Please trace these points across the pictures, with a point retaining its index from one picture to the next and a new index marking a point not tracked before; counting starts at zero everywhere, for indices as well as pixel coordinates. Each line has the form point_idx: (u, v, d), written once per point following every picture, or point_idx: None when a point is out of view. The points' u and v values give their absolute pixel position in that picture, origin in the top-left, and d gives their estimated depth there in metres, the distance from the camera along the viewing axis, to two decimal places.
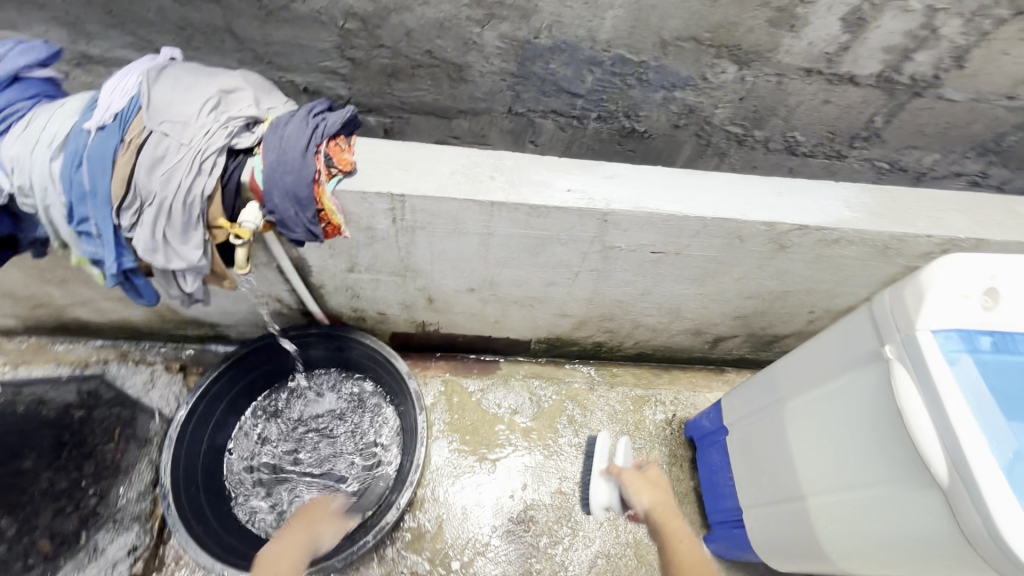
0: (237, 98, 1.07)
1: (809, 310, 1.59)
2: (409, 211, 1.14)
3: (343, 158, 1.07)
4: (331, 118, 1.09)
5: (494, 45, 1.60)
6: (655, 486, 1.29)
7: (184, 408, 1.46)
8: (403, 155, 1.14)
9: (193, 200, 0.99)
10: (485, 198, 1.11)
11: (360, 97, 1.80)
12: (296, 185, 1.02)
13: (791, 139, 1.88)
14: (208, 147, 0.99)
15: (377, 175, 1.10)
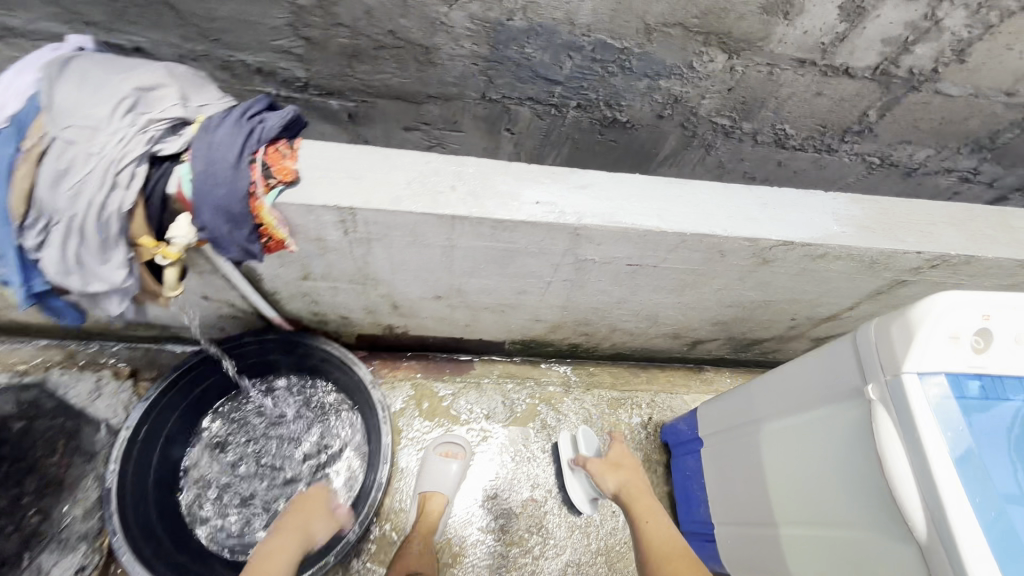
0: (158, 95, 0.94)
1: (791, 318, 1.54)
2: (361, 224, 1.03)
3: (283, 167, 0.96)
4: (269, 121, 0.97)
5: (464, 26, 1.46)
6: (622, 467, 1.35)
7: (131, 422, 1.38)
8: (355, 161, 1.02)
9: (109, 217, 0.87)
10: (446, 212, 1.00)
11: (320, 79, 1.65)
12: (229, 201, 0.91)
13: (780, 132, 1.79)
14: (125, 157, 0.87)
15: (326, 185, 0.98)
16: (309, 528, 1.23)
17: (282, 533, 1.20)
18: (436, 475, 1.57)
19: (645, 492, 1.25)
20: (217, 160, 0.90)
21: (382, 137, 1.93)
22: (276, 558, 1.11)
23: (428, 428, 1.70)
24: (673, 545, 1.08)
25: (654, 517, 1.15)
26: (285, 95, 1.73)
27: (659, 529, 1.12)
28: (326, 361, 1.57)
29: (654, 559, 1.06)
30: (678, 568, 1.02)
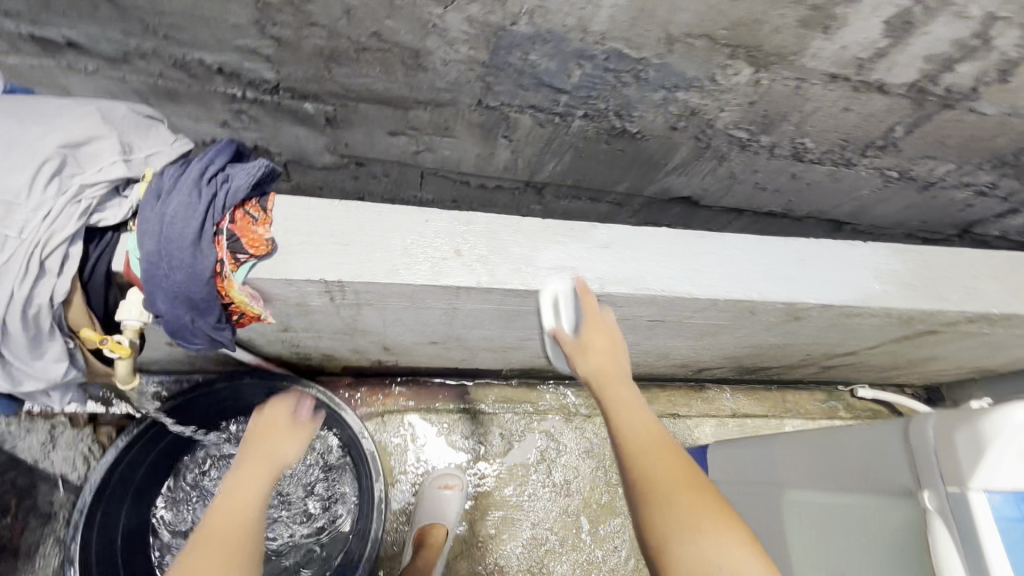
0: (93, 151, 0.84)
1: (806, 354, 1.46)
2: (350, 293, 0.88)
3: (254, 237, 0.79)
4: (236, 180, 0.79)
5: (460, 29, 1.27)
6: (597, 327, 0.91)
7: (93, 484, 1.21)
8: (341, 220, 0.86)
9: (38, 311, 0.79)
10: (451, 283, 0.87)
11: (292, 81, 1.44)
12: (189, 288, 0.76)
13: (799, 145, 1.66)
14: (51, 239, 0.78)
15: (310, 254, 0.83)
16: (270, 445, 1.16)
17: (243, 466, 1.10)
18: (434, 508, 1.50)
19: (603, 360, 0.90)
20: (170, 239, 0.74)
21: (364, 141, 1.70)
22: (241, 498, 1.01)
23: (421, 464, 1.61)
24: (649, 422, 0.84)
25: (621, 388, 0.87)
26: (251, 97, 1.51)
27: (630, 407, 0.85)
28: None
29: (631, 445, 0.80)
30: (661, 456, 0.79)
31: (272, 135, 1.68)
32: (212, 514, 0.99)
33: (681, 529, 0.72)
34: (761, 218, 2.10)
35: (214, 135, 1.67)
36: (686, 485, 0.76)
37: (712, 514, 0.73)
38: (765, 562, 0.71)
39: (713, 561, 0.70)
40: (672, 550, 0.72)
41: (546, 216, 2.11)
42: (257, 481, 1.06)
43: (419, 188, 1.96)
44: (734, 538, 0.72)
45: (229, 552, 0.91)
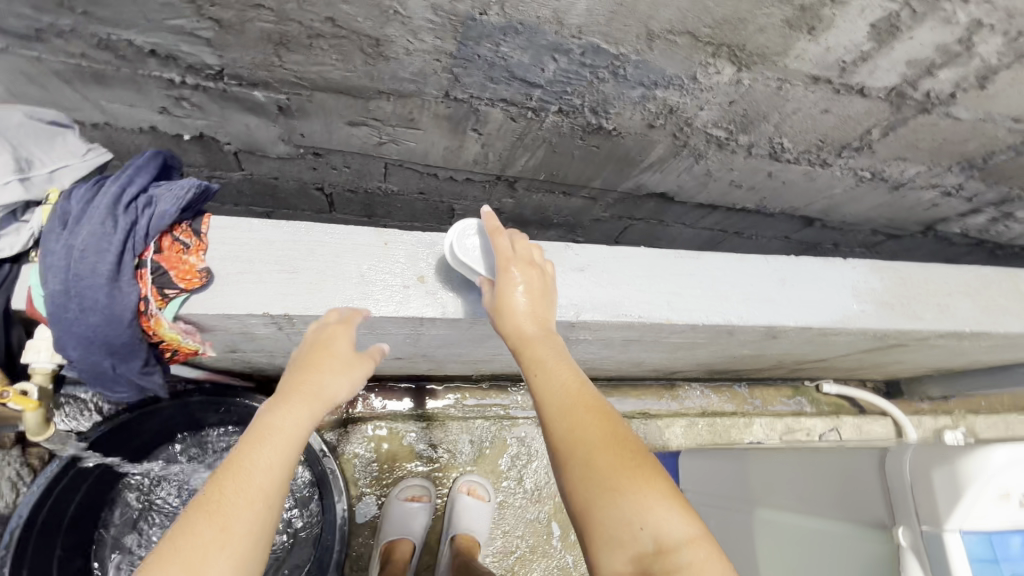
0: None
1: (779, 361, 1.45)
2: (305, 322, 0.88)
3: (181, 272, 0.81)
4: (158, 210, 0.81)
5: (425, 17, 1.16)
6: (515, 274, 0.84)
7: (19, 517, 1.12)
8: (293, 251, 0.87)
9: None
10: (413, 314, 0.89)
11: (239, 67, 1.30)
12: (104, 327, 0.78)
13: (777, 145, 1.62)
14: None
15: (270, 288, 0.84)
16: (320, 366, 0.78)
17: (290, 382, 0.77)
18: (400, 522, 1.45)
19: (526, 311, 0.82)
20: (80, 276, 0.75)
21: (322, 131, 1.57)
22: (266, 438, 0.72)
23: (387, 475, 1.55)
24: (574, 382, 0.78)
25: (545, 346, 0.81)
26: (192, 83, 1.36)
27: (551, 368, 0.78)
28: None
29: (554, 412, 0.75)
30: (583, 419, 0.74)
31: (218, 123, 1.53)
32: (233, 454, 0.71)
33: (601, 494, 0.68)
34: (735, 214, 2.07)
35: (152, 122, 1.51)
36: (610, 446, 0.72)
37: (633, 473, 0.69)
38: (685, 511, 0.69)
39: (635, 522, 0.66)
40: (595, 517, 0.68)
41: (518, 210, 2.03)
42: (294, 413, 0.74)
43: (383, 181, 1.84)
44: (653, 492, 0.68)
45: (235, 552, 0.65)
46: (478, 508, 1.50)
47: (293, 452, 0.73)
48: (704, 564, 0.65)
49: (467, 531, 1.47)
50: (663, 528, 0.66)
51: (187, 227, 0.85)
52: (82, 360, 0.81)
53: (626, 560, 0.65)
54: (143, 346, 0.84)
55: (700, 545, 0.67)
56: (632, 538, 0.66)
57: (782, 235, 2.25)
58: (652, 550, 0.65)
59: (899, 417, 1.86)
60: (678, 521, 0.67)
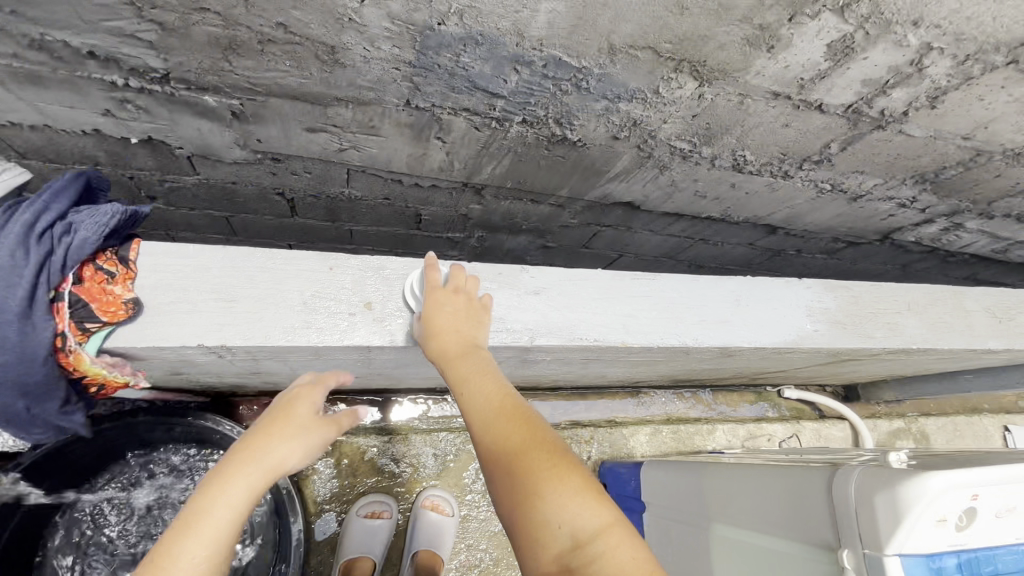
0: None
1: (739, 373, 1.47)
2: (246, 351, 0.85)
3: (105, 303, 0.76)
4: (76, 237, 0.75)
5: (381, 26, 1.12)
6: (439, 300, 0.83)
7: None
8: (233, 277, 0.83)
9: None
10: (359, 342, 0.87)
11: (186, 71, 1.24)
12: (13, 368, 0.72)
13: (739, 158, 1.63)
14: None
15: (206, 318, 0.81)
16: (263, 442, 0.81)
17: (222, 467, 0.79)
18: (361, 539, 1.42)
19: (450, 330, 0.82)
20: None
21: (279, 137, 1.51)
22: (194, 530, 0.73)
23: (348, 491, 1.52)
24: (496, 392, 0.77)
25: (470, 359, 0.80)
26: (137, 86, 1.29)
27: (472, 383, 0.78)
28: (219, 440, 1.31)
29: (477, 424, 0.76)
30: (503, 428, 0.74)
31: (167, 127, 1.45)
32: (156, 549, 0.72)
33: (521, 499, 0.69)
34: (701, 222, 2.09)
35: (95, 124, 1.43)
36: (529, 450, 0.72)
37: (550, 474, 0.70)
38: (601, 502, 0.70)
39: (553, 522, 0.67)
40: (518, 520, 0.69)
41: (485, 216, 2.00)
42: (225, 498, 0.75)
43: (345, 187, 1.79)
44: (567, 489, 0.69)
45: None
46: (440, 524, 1.48)
47: (223, 540, 0.74)
48: (619, 553, 0.65)
49: (429, 548, 1.44)
50: (577, 524, 0.67)
51: (112, 254, 0.80)
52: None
53: (548, 560, 0.67)
54: (61, 385, 0.79)
55: (616, 533, 0.67)
56: (551, 537, 0.67)
57: (747, 242, 2.28)
58: (569, 547, 0.66)
59: (855, 421, 1.92)
60: (592, 514, 0.68)
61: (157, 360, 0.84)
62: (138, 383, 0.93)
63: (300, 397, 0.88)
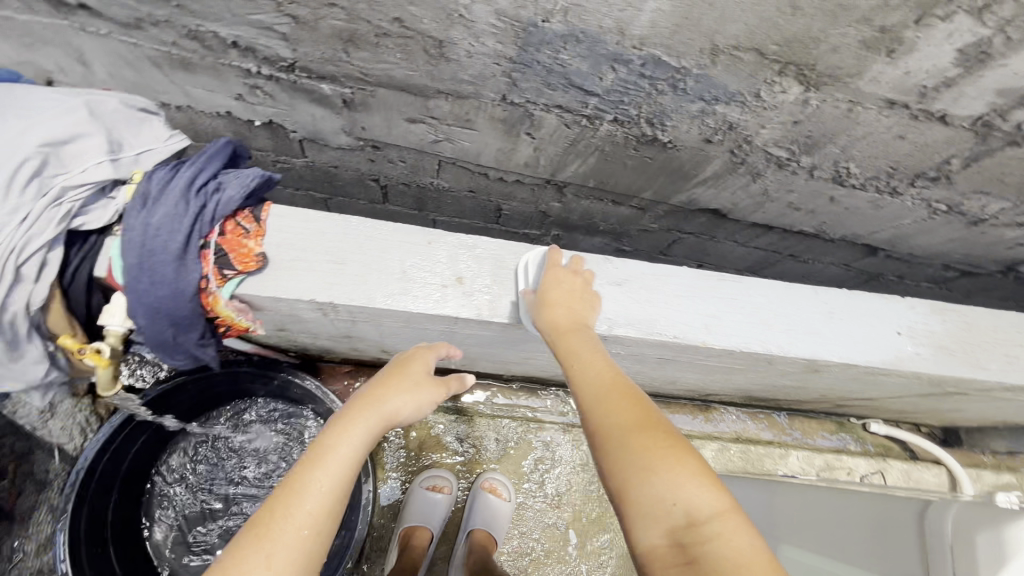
0: (74, 150, 0.82)
1: (822, 396, 1.38)
2: (345, 312, 0.94)
3: (243, 253, 0.86)
4: (226, 191, 0.87)
5: (488, 22, 1.19)
6: (555, 280, 0.88)
7: (84, 459, 1.21)
8: (341, 241, 0.93)
9: (13, 317, 0.78)
10: (448, 313, 0.92)
11: (309, 61, 1.38)
12: (169, 300, 0.83)
13: (841, 170, 1.54)
14: (27, 246, 0.76)
15: (319, 276, 0.89)
16: (381, 393, 0.89)
17: (346, 411, 0.87)
18: (423, 510, 1.50)
19: (565, 306, 0.85)
20: (153, 251, 0.80)
21: (382, 126, 1.62)
22: (322, 461, 0.80)
23: (414, 463, 1.60)
24: (607, 371, 0.77)
25: (580, 338, 0.82)
26: (267, 73, 1.44)
27: (585, 359, 0.78)
28: (307, 397, 1.43)
29: (588, 399, 0.75)
30: (615, 404, 0.72)
31: (287, 112, 1.61)
32: (291, 476, 0.80)
33: (633, 472, 0.66)
34: (791, 236, 1.98)
35: (228, 107, 1.61)
36: (642, 427, 0.69)
37: (665, 451, 0.66)
38: (720, 487, 0.64)
39: (667, 498, 0.63)
40: (631, 494, 0.65)
41: (564, 214, 2.02)
42: (351, 437, 0.83)
43: (435, 177, 1.89)
44: (682, 467, 0.65)
45: (280, 570, 0.72)
46: (495, 506, 1.52)
47: (347, 476, 0.81)
48: (739, 538, 0.59)
49: (485, 528, 1.48)
50: (693, 502, 0.62)
51: (247, 213, 0.91)
52: (146, 329, 0.86)
53: (659, 535, 0.62)
54: (201, 321, 0.89)
55: (735, 519, 0.61)
56: (664, 513, 0.62)
57: (841, 263, 2.13)
58: (684, 525, 0.61)
59: (953, 466, 1.73)
60: (709, 494, 0.63)
61: (273, 311, 0.95)
62: (256, 332, 1.02)
63: (412, 360, 0.99)
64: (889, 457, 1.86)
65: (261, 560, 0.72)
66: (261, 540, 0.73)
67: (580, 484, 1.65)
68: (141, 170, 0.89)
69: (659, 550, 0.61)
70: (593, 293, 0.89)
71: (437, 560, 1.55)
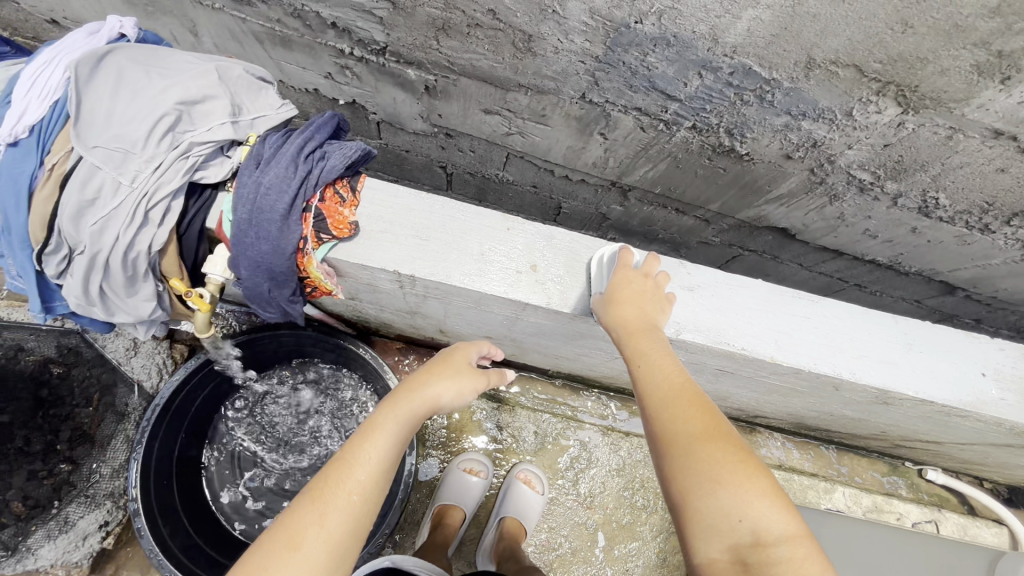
0: (203, 111, 0.90)
1: (882, 432, 1.32)
2: (420, 285, 1.00)
3: (338, 219, 0.93)
4: (331, 160, 0.92)
5: (580, 20, 1.20)
6: (627, 281, 0.88)
7: (164, 392, 1.33)
8: (426, 220, 1.00)
9: (136, 256, 0.86)
10: (519, 298, 0.97)
11: (400, 46, 1.43)
12: (270, 256, 0.89)
13: (929, 201, 1.46)
14: (155, 192, 0.84)
15: (405, 250, 0.97)
16: (425, 376, 0.87)
17: (397, 391, 0.86)
18: (458, 490, 1.54)
19: (635, 308, 0.85)
20: (261, 209, 0.86)
21: (458, 115, 1.66)
22: (372, 436, 0.79)
23: (453, 444, 1.65)
24: (675, 376, 0.77)
25: (648, 341, 0.82)
26: (358, 55, 1.51)
27: (654, 363, 0.78)
28: (363, 366, 1.50)
29: (653, 404, 0.75)
30: (682, 411, 0.72)
31: (371, 93, 1.68)
32: (344, 446, 0.79)
33: (699, 481, 0.66)
34: (862, 264, 1.89)
35: (317, 85, 1.70)
36: (710, 438, 0.69)
37: (735, 467, 0.66)
38: (790, 510, 0.64)
39: (733, 513, 0.63)
40: (696, 505, 0.65)
41: (624, 218, 2.01)
42: (398, 415, 0.81)
43: (501, 169, 1.91)
44: (753, 486, 0.65)
45: (331, 534, 0.71)
46: (528, 497, 1.53)
47: (395, 454, 0.80)
48: (808, 566, 0.59)
49: (515, 515, 1.50)
50: (762, 522, 0.62)
51: (345, 182, 0.97)
52: (246, 281, 0.92)
53: (720, 550, 0.62)
54: (293, 279, 0.95)
55: (806, 546, 0.61)
56: (729, 528, 0.63)
57: (913, 299, 2.02)
58: (750, 543, 0.61)
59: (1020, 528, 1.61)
60: (777, 517, 0.63)
61: (354, 278, 1.04)
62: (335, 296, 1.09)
63: (456, 351, 0.96)
64: (945, 508, 1.75)
65: (315, 519, 0.72)
66: (314, 502, 0.73)
67: (613, 488, 1.64)
68: (255, 134, 0.95)
69: (720, 565, 0.62)
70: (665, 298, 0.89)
71: (466, 540, 1.59)
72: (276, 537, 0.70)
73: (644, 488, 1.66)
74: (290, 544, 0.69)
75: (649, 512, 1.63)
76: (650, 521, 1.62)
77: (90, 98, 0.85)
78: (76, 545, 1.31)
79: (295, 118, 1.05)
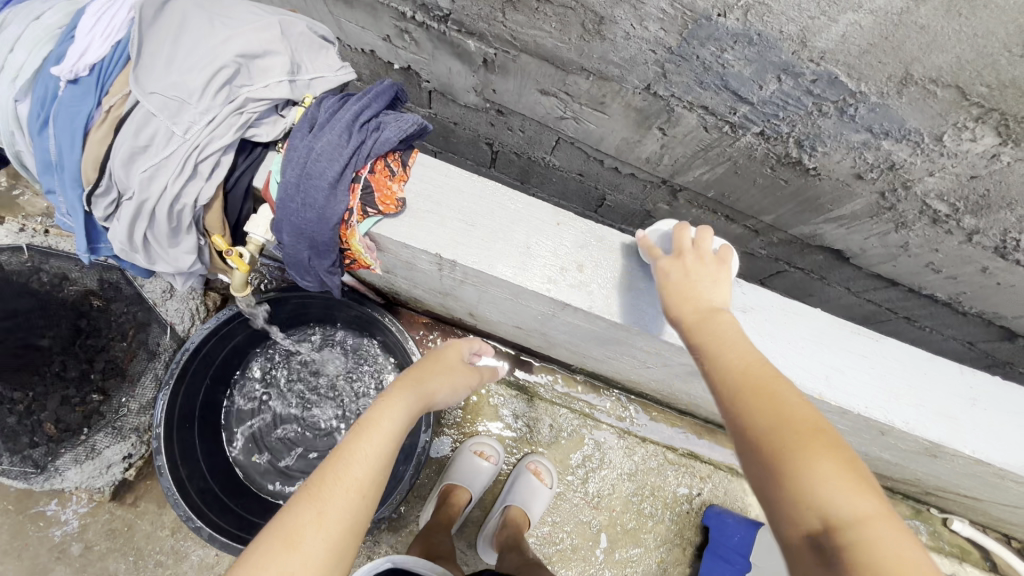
0: (262, 67, 0.88)
1: (919, 480, 1.25)
2: (460, 271, 0.98)
3: (387, 197, 0.91)
4: (385, 132, 0.90)
5: (658, 6, 1.12)
6: (686, 265, 0.87)
7: (194, 339, 1.35)
8: (476, 207, 0.98)
9: (182, 208, 0.85)
10: (562, 298, 0.95)
11: (463, 15, 1.37)
12: (314, 224, 0.87)
13: (1009, 241, 1.35)
14: (207, 145, 0.83)
15: (449, 234, 0.95)
16: (423, 376, 0.96)
17: (387, 392, 0.90)
18: (467, 473, 1.53)
19: (699, 293, 0.83)
20: (310, 176, 0.84)
21: (513, 93, 1.59)
22: (368, 432, 0.81)
23: (468, 426, 1.65)
24: (741, 362, 0.73)
25: (721, 328, 0.78)
26: (419, 20, 1.45)
27: (725, 352, 0.75)
28: (389, 339, 1.50)
29: (725, 386, 0.72)
30: (754, 400, 0.67)
31: (426, 61, 1.62)
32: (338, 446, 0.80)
33: (767, 474, 0.62)
34: (917, 298, 1.78)
35: (373, 47, 1.65)
36: (782, 424, 0.64)
37: (803, 445, 0.61)
38: (863, 490, 0.57)
39: (802, 498, 0.58)
40: (767, 493, 0.62)
41: (669, 219, 1.93)
42: (393, 411, 0.85)
43: (549, 153, 1.85)
44: (816, 467, 0.59)
45: (330, 532, 0.70)
46: (537, 488, 1.53)
47: (391, 448, 0.81)
48: (887, 547, 0.53)
49: (521, 505, 1.48)
50: (833, 502, 0.56)
51: (397, 156, 0.96)
52: (287, 247, 0.91)
53: (797, 534, 0.58)
54: (335, 251, 0.94)
55: (879, 522, 0.55)
56: (801, 514, 0.58)
57: (964, 341, 1.89)
58: (822, 528, 0.56)
59: None
60: (849, 496, 0.57)
61: (393, 255, 1.03)
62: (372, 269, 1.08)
63: (446, 350, 1.07)
64: (968, 562, 1.66)
65: (314, 516, 0.70)
66: (310, 494, 0.72)
67: (622, 492, 1.61)
68: (312, 96, 0.93)
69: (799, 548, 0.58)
70: (716, 270, 0.86)
71: (469, 521, 1.60)
72: (273, 534, 0.68)
73: (653, 497, 1.62)
74: (289, 543, 0.67)
75: (655, 521, 1.60)
76: (654, 531, 1.59)
77: (153, 42, 0.85)
78: (100, 472, 1.36)
79: (352, 83, 1.02)
